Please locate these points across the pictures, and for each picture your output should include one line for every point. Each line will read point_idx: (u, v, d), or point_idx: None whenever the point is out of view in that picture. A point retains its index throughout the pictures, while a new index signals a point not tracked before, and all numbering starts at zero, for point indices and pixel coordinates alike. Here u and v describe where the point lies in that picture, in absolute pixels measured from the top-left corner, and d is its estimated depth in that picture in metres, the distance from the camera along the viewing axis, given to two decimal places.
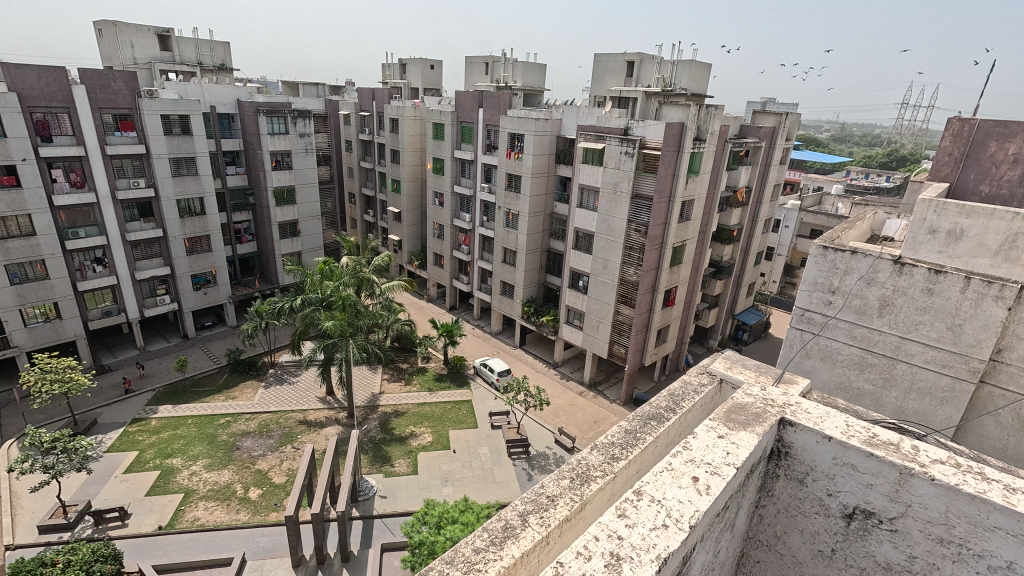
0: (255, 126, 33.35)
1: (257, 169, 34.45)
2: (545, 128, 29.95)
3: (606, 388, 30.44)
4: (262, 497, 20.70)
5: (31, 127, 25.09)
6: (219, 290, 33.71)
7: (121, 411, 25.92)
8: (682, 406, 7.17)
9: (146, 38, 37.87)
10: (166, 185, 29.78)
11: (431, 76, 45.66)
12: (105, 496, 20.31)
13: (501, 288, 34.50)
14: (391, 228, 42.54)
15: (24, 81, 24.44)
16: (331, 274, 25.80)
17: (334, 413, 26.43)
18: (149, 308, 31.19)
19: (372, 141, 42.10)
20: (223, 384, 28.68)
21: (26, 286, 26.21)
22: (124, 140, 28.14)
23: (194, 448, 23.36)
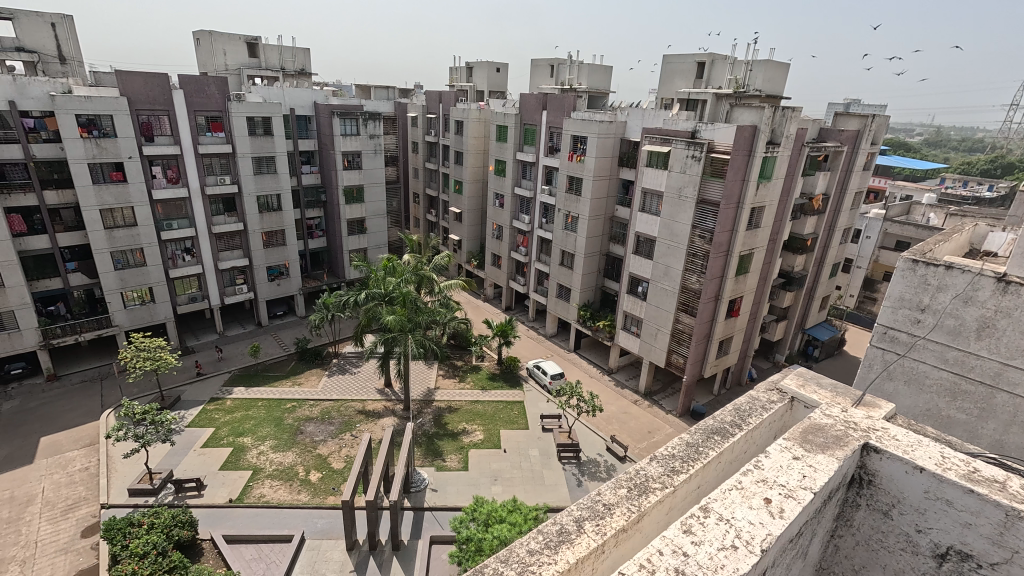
0: (329, 127, 35.12)
1: (330, 169, 36.26)
2: (609, 130, 29.53)
3: (662, 397, 29.56)
4: (322, 480, 21.73)
5: (137, 128, 27.76)
6: (291, 282, 35.78)
7: (200, 390, 28.07)
8: (749, 422, 6.82)
9: (236, 46, 40.78)
10: (249, 182, 31.96)
11: (496, 79, 46.21)
12: (184, 468, 22.05)
13: (557, 290, 34.36)
14: (451, 227, 43.46)
15: (133, 87, 27.12)
16: (394, 270, 26.71)
17: (391, 405, 27.33)
18: (229, 296, 33.57)
19: (437, 142, 43.19)
20: (291, 370, 30.40)
21: (127, 272, 28.98)
22: (214, 139, 30.45)
23: (263, 429, 24.90)
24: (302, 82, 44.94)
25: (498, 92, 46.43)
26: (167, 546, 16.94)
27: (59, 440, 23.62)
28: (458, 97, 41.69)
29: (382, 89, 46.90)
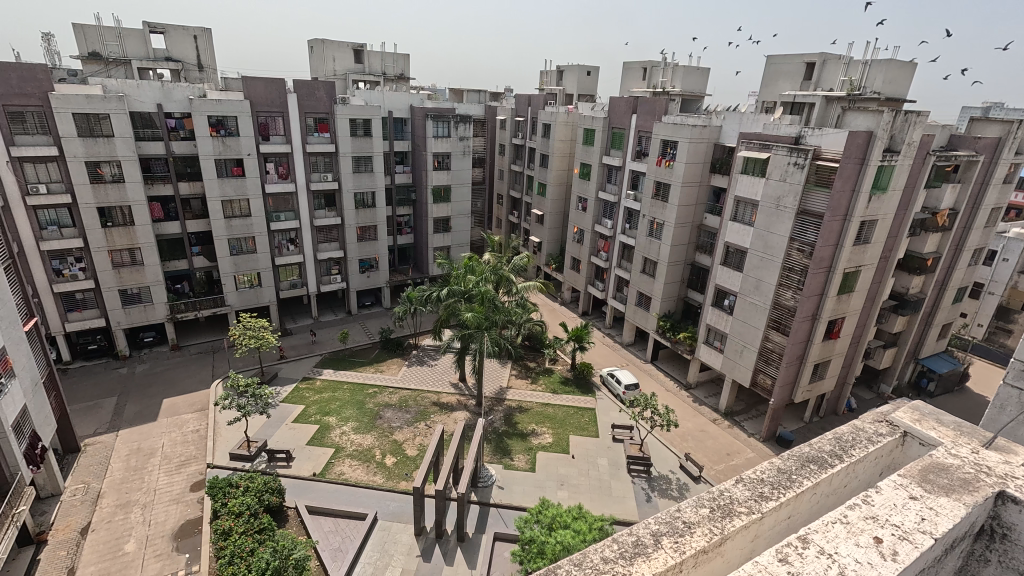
0: (423, 129, 36.74)
1: (421, 169, 37.94)
2: (702, 135, 28.32)
3: (745, 419, 27.81)
4: (396, 465, 22.79)
5: (256, 129, 30.73)
6: (380, 275, 37.90)
7: (295, 369, 30.55)
8: (851, 453, 6.24)
9: (344, 53, 43.90)
10: (348, 179, 34.26)
11: (587, 82, 45.91)
12: (277, 439, 24.08)
13: (636, 298, 33.48)
14: (532, 229, 43.77)
15: (255, 91, 30.02)
16: (474, 269, 27.33)
17: (464, 399, 28.03)
18: (324, 285, 36.18)
19: (524, 145, 43.63)
20: (375, 358, 32.17)
21: (240, 257, 32.16)
22: (320, 139, 32.94)
23: (347, 411, 26.54)
24: (400, 86, 47.45)
25: (587, 96, 46.14)
26: (258, 509, 18.57)
27: (177, 403, 26.73)
28: (547, 101, 41.98)
29: (474, 92, 48.37)
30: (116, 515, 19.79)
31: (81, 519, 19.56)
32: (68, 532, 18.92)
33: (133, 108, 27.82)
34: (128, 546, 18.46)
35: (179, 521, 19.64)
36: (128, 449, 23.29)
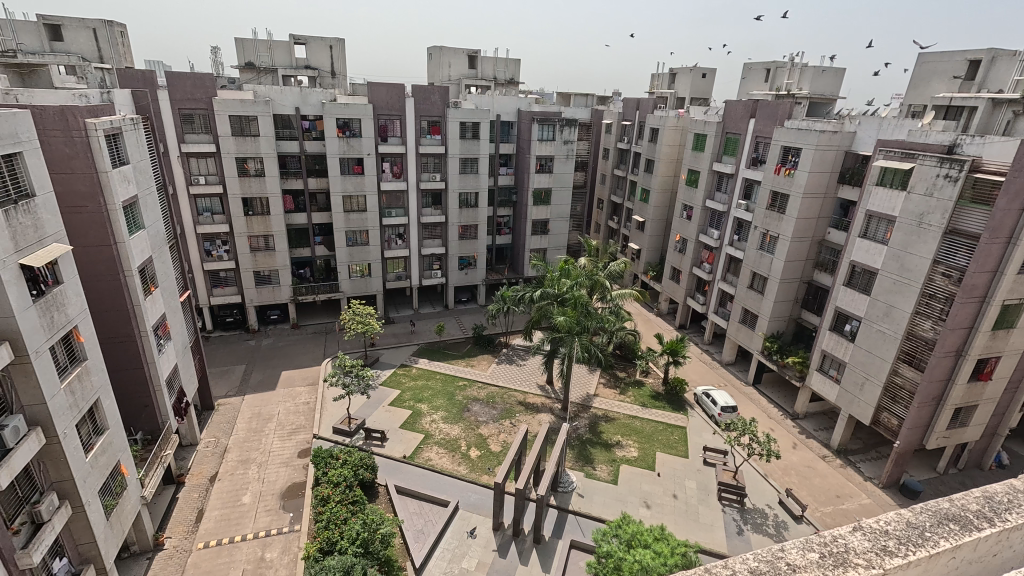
0: (528, 133, 37.30)
1: (524, 171, 38.56)
2: (831, 142, 25.74)
3: (861, 460, 24.83)
4: (480, 458, 23.40)
5: (377, 131, 33.19)
6: (477, 273, 39.21)
7: (394, 355, 32.55)
8: (1006, 518, 5.30)
9: (460, 58, 46.01)
10: (454, 180, 35.79)
11: (701, 85, 43.84)
12: (374, 420, 25.80)
13: (741, 315, 31.28)
14: (632, 236, 42.67)
15: (378, 95, 32.42)
16: (570, 273, 27.15)
17: (550, 402, 28.05)
18: (426, 279, 38.13)
19: (629, 150, 42.63)
20: (467, 352, 33.25)
21: (355, 249, 34.92)
22: (432, 141, 34.75)
23: (437, 400, 27.77)
24: (510, 90, 48.61)
25: (700, 99, 44.04)
26: (353, 482, 20.01)
27: (293, 376, 29.70)
28: (657, 105, 40.66)
29: (581, 96, 48.22)
30: (237, 469, 22.41)
31: (211, 468, 22.44)
32: (200, 479, 21.79)
33: (276, 111, 31.31)
34: (244, 498, 20.82)
35: (287, 482, 21.77)
36: (251, 413, 26.30)
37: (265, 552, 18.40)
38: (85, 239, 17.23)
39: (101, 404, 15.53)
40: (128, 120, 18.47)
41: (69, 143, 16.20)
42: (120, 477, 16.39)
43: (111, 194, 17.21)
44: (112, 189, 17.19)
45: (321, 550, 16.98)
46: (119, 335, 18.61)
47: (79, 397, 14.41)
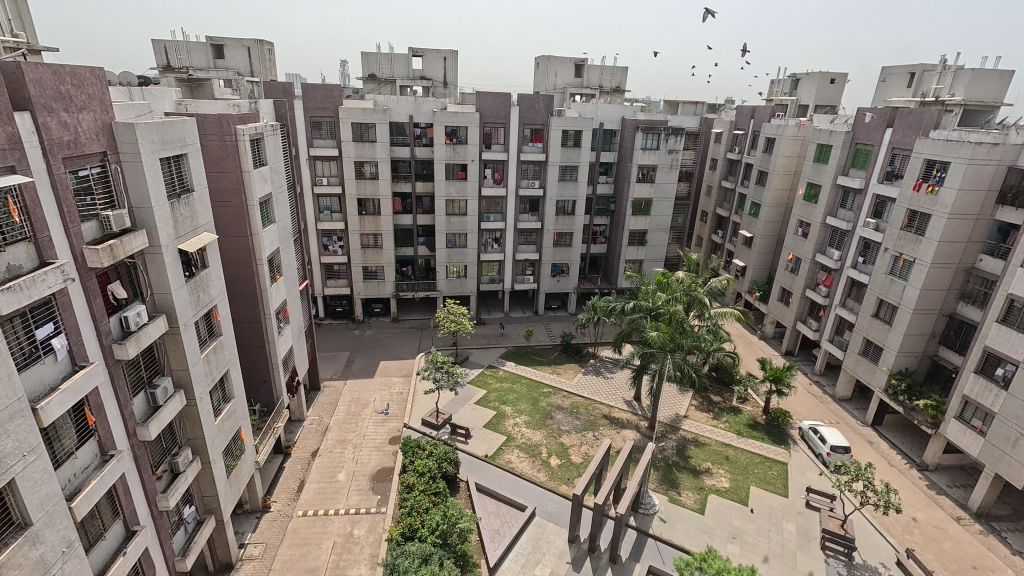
0: (631, 141, 36.50)
1: (624, 181, 37.80)
2: (990, 156, 22.28)
3: (1008, 529, 21.07)
4: (560, 467, 23.18)
5: (482, 138, 34.41)
6: (569, 280, 39.11)
7: (483, 356, 33.40)
8: None
9: (566, 67, 46.29)
10: (553, 187, 36.03)
11: (828, 92, 40.14)
12: (460, 416, 26.65)
13: (862, 346, 28.03)
14: (737, 252, 40.04)
15: (486, 104, 33.60)
16: (667, 287, 26.11)
17: (636, 419, 27.11)
18: (518, 283, 38.74)
19: (740, 160, 40.11)
20: (554, 360, 33.20)
21: (453, 250, 36.41)
22: (534, 149, 35.30)
23: (522, 404, 28.03)
24: (615, 99, 47.93)
25: (827, 107, 40.28)
26: (437, 474, 20.76)
27: (390, 367, 31.62)
28: (775, 112, 37.85)
29: (690, 104, 46.26)
30: (336, 448, 24.27)
31: (314, 444, 24.54)
32: (304, 452, 23.91)
33: (392, 119, 33.64)
34: (340, 475, 22.49)
35: (377, 466, 23.14)
36: (351, 397, 28.37)
37: (354, 528, 19.69)
38: (229, 229, 19.70)
39: (231, 376, 17.63)
40: (269, 127, 20.87)
41: (222, 145, 18.62)
42: (240, 442, 18.48)
43: (252, 191, 19.51)
44: (252, 186, 19.48)
45: (403, 535, 17.80)
46: (248, 316, 21.01)
47: (214, 366, 16.47)
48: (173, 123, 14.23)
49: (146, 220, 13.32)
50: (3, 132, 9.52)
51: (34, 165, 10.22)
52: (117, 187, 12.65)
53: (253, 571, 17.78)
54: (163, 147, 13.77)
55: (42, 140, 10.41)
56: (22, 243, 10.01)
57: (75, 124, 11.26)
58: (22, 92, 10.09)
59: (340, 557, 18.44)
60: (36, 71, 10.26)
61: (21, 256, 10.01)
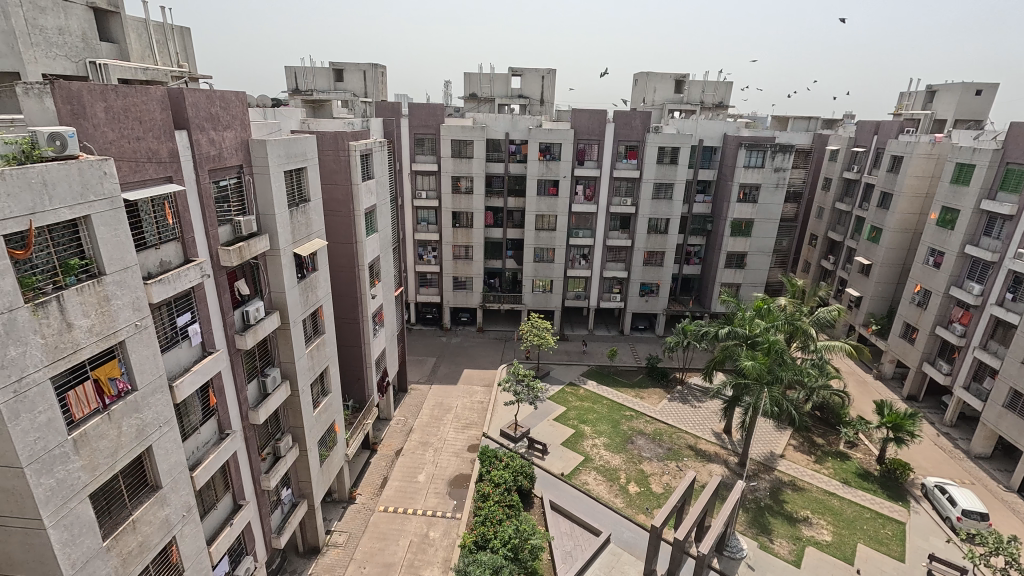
0: (733, 159, 34.70)
1: (723, 200, 35.97)
2: None
3: None
4: (639, 495, 22.24)
5: (575, 155, 34.52)
6: (658, 301, 37.74)
7: (565, 372, 33.14)
8: None
9: (666, 83, 45.29)
10: (646, 205, 35.19)
11: (972, 104, 35.43)
12: (538, 431, 26.60)
13: (1007, 396, 24.04)
14: (851, 280, 36.32)
15: (581, 121, 33.73)
16: (766, 314, 24.32)
17: (724, 453, 25.33)
18: (604, 301, 38.12)
19: (859, 180, 36.52)
20: (638, 382, 32.08)
21: (540, 265, 36.68)
22: (628, 166, 34.69)
23: (601, 425, 27.36)
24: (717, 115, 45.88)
25: (970, 121, 35.54)
26: (512, 487, 20.81)
27: (472, 375, 32.39)
28: (904, 128, 34.14)
29: (801, 120, 43.04)
30: (418, 449, 25.25)
31: (398, 443, 25.73)
32: (389, 450, 25.13)
33: (489, 135, 34.85)
34: (420, 476, 23.30)
35: (455, 471, 23.68)
36: (434, 401, 29.41)
37: (429, 530, 20.27)
38: (337, 237, 21.46)
39: (329, 371, 19.02)
40: (378, 143, 22.54)
41: (336, 160, 20.40)
42: (333, 434, 19.81)
43: (358, 202, 21.11)
44: (359, 197, 21.10)
45: (476, 543, 17.97)
46: (349, 317, 22.64)
47: (316, 361, 17.92)
48: (297, 140, 15.88)
49: (269, 225, 14.90)
50: (165, 148, 11.17)
51: (186, 176, 11.88)
52: (249, 196, 14.31)
53: (337, 557, 18.90)
54: (288, 162, 15.39)
55: (194, 154, 12.07)
56: (172, 242, 11.65)
57: (219, 140, 12.94)
58: (182, 114, 11.81)
59: (415, 556, 19.05)
60: (193, 96, 11.95)
61: (171, 253, 11.64)
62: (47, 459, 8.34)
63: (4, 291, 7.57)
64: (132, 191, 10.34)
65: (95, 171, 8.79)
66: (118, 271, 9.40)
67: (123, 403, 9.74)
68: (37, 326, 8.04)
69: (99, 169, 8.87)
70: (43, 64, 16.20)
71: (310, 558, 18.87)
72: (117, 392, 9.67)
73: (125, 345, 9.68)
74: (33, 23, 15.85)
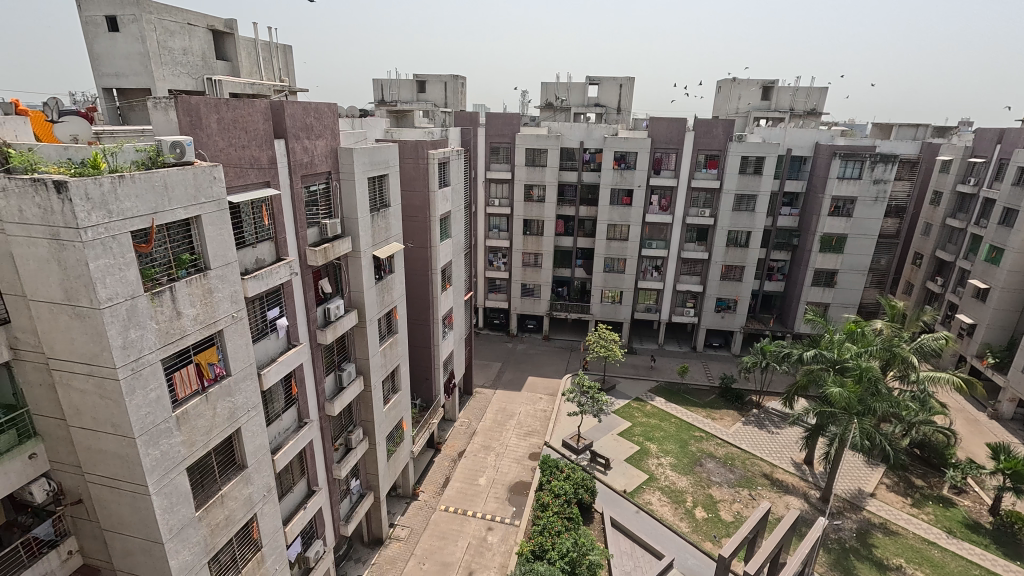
0: (825, 169, 32.36)
1: (812, 213, 33.60)
2: None
3: None
4: (706, 521, 21.09)
5: (651, 164, 33.68)
6: (735, 318, 35.79)
7: (631, 387, 32.25)
8: None
9: (752, 90, 43.20)
10: (725, 217, 33.63)
11: None
12: (601, 445, 26.06)
13: None
14: (963, 305, 32.48)
15: (658, 129, 32.94)
16: (859, 338, 22.31)
17: (804, 486, 23.45)
18: (676, 315, 36.72)
19: (976, 194, 32.68)
20: (709, 402, 30.54)
21: (610, 275, 36.06)
22: (707, 175, 33.31)
23: (668, 444, 26.30)
24: (809, 122, 42.92)
25: None
26: (573, 499, 20.52)
27: (537, 383, 32.35)
28: None
29: (907, 127, 39.27)
30: (480, 452, 25.57)
31: (461, 444, 26.20)
32: (452, 451, 25.64)
33: (564, 144, 34.86)
34: (481, 480, 23.56)
35: (515, 478, 23.71)
36: (498, 406, 29.67)
37: (488, 534, 20.42)
38: (414, 241, 22.35)
39: (399, 370, 19.77)
40: (455, 152, 23.30)
41: (416, 167, 21.30)
42: (400, 431, 20.53)
43: (434, 208, 21.88)
44: (435, 204, 21.85)
45: (533, 552, 17.87)
46: (420, 318, 23.46)
47: (388, 360, 18.70)
48: (381, 149, 16.76)
49: (352, 228, 15.80)
50: (266, 155, 12.19)
51: (282, 181, 12.89)
52: (335, 201, 15.28)
53: (398, 550, 19.53)
54: (371, 169, 16.25)
55: (289, 161, 13.08)
56: (268, 241, 12.67)
57: (312, 148, 13.94)
58: (281, 124, 12.86)
59: (473, 558, 19.26)
60: (291, 108, 12.99)
61: (265, 252, 12.65)
62: (155, 432, 9.31)
63: (129, 281, 8.55)
64: (236, 194, 11.38)
65: (206, 176, 9.79)
66: (221, 266, 10.37)
67: (218, 386, 10.69)
68: (153, 312, 9.04)
69: (210, 174, 9.87)
70: (170, 81, 18.36)
71: (374, 549, 19.62)
72: (214, 376, 10.61)
73: (223, 334, 10.64)
74: (164, 45, 18.01)
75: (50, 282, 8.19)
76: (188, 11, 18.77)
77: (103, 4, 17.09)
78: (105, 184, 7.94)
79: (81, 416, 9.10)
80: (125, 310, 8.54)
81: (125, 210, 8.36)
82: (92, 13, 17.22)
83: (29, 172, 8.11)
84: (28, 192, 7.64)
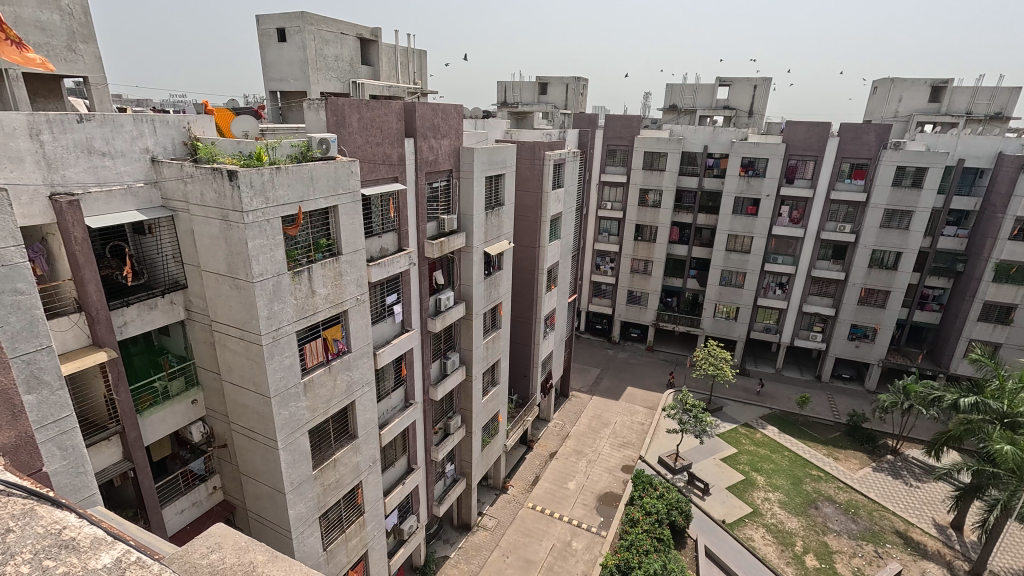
0: (1009, 184, 27.26)
1: (986, 235, 28.46)
2: None
3: None
4: (817, 571, 18.88)
5: (783, 171, 30.81)
6: (873, 349, 31.55)
7: (740, 411, 29.92)
8: None
9: (918, 91, 37.70)
10: (870, 234, 29.79)
11: None
12: (701, 468, 24.52)
13: None
14: None
15: (796, 134, 30.03)
16: None
17: (948, 553, 19.99)
18: (799, 339, 33.26)
19: None
20: (833, 440, 27.32)
21: (726, 289, 33.65)
22: (851, 187, 29.72)
23: (779, 478, 23.99)
24: (991, 128, 36.32)
25: None
26: (665, 520, 19.51)
27: (635, 394, 31.28)
28: None
29: None
30: (571, 456, 25.38)
31: (553, 445, 26.22)
32: (544, 451, 25.77)
33: (685, 148, 33.24)
34: (570, 484, 23.37)
35: (605, 488, 23.15)
36: (594, 413, 29.20)
37: (572, 539, 20.23)
38: (523, 240, 22.76)
39: (500, 363, 20.28)
40: (571, 154, 23.32)
41: (531, 168, 21.65)
42: (495, 423, 21.05)
43: (546, 209, 22.10)
44: (547, 205, 22.05)
45: (617, 567, 17.31)
46: (523, 315, 23.85)
47: (490, 353, 19.27)
48: (500, 150, 17.26)
49: (467, 225, 16.54)
50: (396, 153, 13.16)
51: (408, 177, 13.84)
52: (453, 198, 16.11)
53: (484, 539, 20.08)
54: (489, 168, 16.81)
55: (416, 159, 14.03)
56: (392, 233, 13.69)
57: (436, 148, 14.78)
58: (412, 123, 13.79)
59: (555, 561, 19.21)
60: (422, 109, 13.88)
61: (389, 242, 13.67)
62: (286, 395, 10.53)
63: (276, 260, 9.73)
64: (369, 187, 12.43)
65: (345, 170, 10.83)
66: (351, 252, 11.45)
67: (340, 360, 11.77)
68: (293, 289, 10.21)
69: (348, 169, 10.90)
70: (322, 84, 20.59)
71: (462, 533, 20.37)
72: (337, 351, 11.71)
73: (348, 314, 11.71)
74: (320, 53, 20.24)
75: (218, 257, 9.61)
76: (342, 22, 20.85)
77: (276, 18, 19.66)
78: (265, 173, 9.12)
79: (231, 373, 10.55)
80: (272, 286, 9.74)
81: (278, 197, 9.51)
82: (266, 26, 19.87)
83: (210, 161, 9.58)
84: (208, 179, 9.01)
